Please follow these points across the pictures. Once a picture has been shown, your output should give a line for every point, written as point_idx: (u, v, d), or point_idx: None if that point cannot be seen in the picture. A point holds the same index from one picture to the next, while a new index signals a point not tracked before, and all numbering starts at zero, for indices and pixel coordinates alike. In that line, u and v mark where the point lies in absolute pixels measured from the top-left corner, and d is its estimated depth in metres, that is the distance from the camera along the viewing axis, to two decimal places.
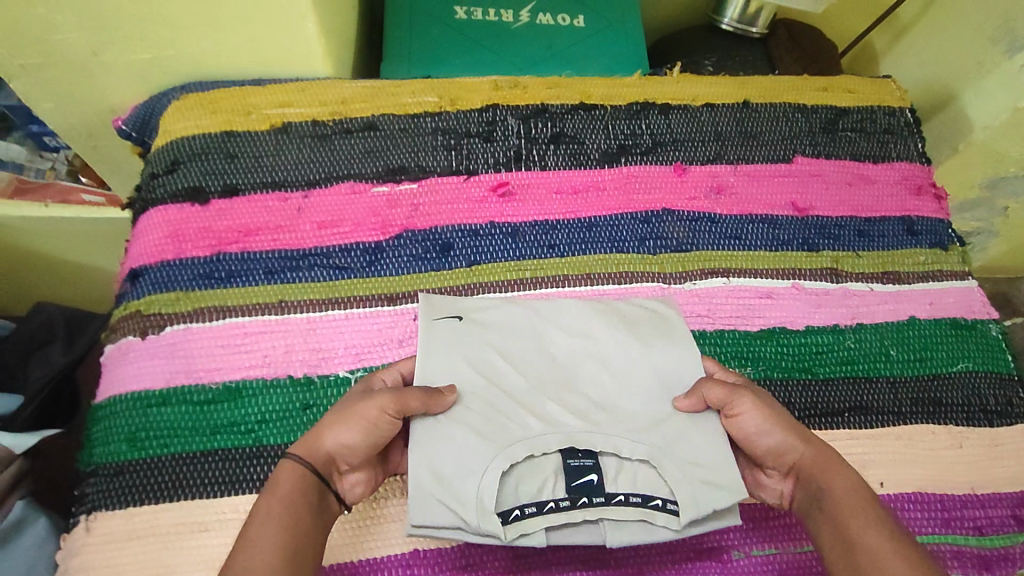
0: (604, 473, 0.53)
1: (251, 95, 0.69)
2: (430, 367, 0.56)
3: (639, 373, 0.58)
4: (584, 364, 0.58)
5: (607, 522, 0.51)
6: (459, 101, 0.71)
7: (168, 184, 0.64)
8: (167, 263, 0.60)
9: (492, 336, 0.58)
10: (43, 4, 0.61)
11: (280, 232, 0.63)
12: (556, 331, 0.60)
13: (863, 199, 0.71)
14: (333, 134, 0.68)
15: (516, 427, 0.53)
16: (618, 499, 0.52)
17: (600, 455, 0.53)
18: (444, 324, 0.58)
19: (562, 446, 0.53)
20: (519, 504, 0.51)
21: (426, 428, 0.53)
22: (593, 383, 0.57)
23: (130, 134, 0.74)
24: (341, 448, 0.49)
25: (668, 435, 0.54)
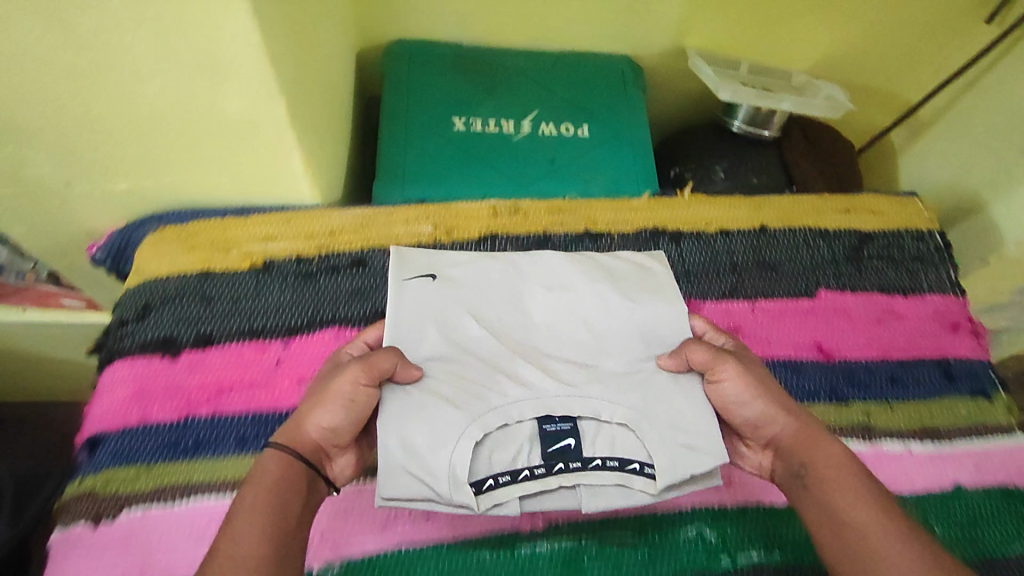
0: (581, 438, 0.50)
1: (232, 228, 0.64)
2: (402, 331, 0.52)
3: (624, 331, 0.56)
4: (563, 321, 0.57)
5: (584, 488, 0.49)
6: (454, 231, 0.66)
7: (137, 333, 0.59)
8: (130, 429, 0.55)
9: (466, 295, 0.56)
10: (13, 142, 0.55)
11: (255, 390, 0.57)
12: (535, 289, 0.58)
13: (895, 339, 0.65)
14: (318, 272, 0.63)
15: (492, 392, 0.50)
16: (595, 463, 0.49)
17: (578, 419, 0.51)
18: (417, 282, 0.56)
19: (537, 413, 0.50)
20: (492, 474, 0.48)
21: (397, 398, 0.48)
22: (572, 342, 0.55)
23: (105, 261, 0.69)
24: (319, 431, 0.45)
25: (649, 393, 0.51)
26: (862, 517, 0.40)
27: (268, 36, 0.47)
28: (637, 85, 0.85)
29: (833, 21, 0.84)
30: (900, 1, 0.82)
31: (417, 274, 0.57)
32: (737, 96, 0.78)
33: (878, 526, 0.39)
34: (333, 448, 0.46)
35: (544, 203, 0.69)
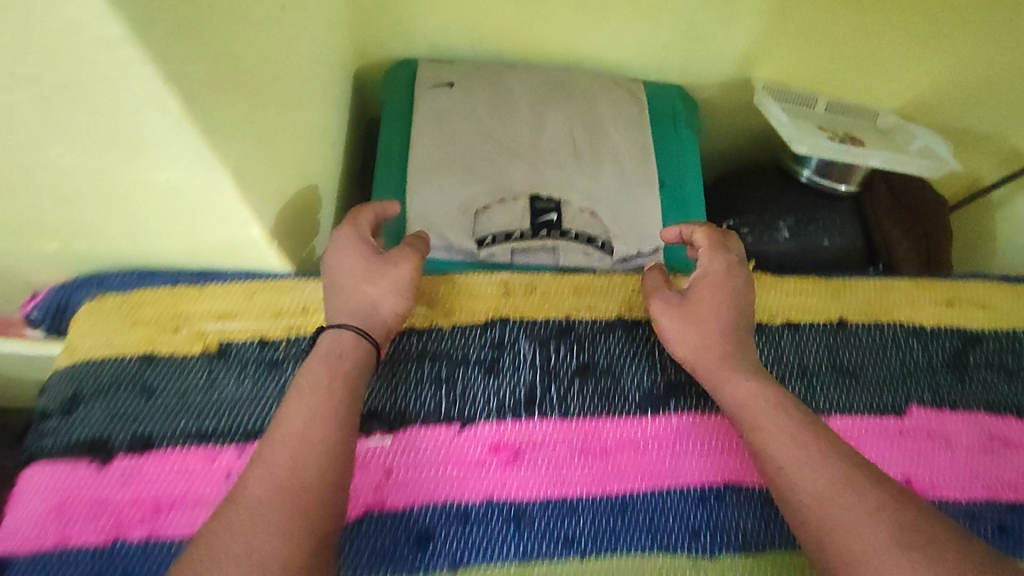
0: (562, 214, 0.61)
1: (184, 300, 0.53)
2: (418, 173, 0.62)
3: (599, 121, 0.67)
4: (550, 121, 0.66)
5: (561, 248, 0.60)
6: (456, 313, 0.54)
7: (62, 431, 0.49)
8: (41, 556, 0.45)
9: (466, 128, 0.65)
10: None
11: (203, 508, 0.47)
12: (522, 111, 0.66)
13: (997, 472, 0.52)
14: (287, 361, 0.52)
15: (491, 170, 0.63)
16: (569, 235, 0.61)
17: (560, 200, 0.62)
18: (430, 122, 0.65)
19: (529, 198, 0.62)
20: (490, 233, 0.60)
21: (422, 183, 0.62)
22: (557, 126, 0.66)
23: (42, 322, 0.58)
24: (374, 302, 0.48)
25: (612, 189, 0.64)
26: (809, 484, 0.41)
27: (198, 102, 0.36)
28: (684, 122, 0.70)
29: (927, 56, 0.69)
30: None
31: (423, 121, 0.65)
32: (819, 152, 0.65)
33: (854, 519, 0.38)
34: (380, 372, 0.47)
35: (567, 281, 0.57)
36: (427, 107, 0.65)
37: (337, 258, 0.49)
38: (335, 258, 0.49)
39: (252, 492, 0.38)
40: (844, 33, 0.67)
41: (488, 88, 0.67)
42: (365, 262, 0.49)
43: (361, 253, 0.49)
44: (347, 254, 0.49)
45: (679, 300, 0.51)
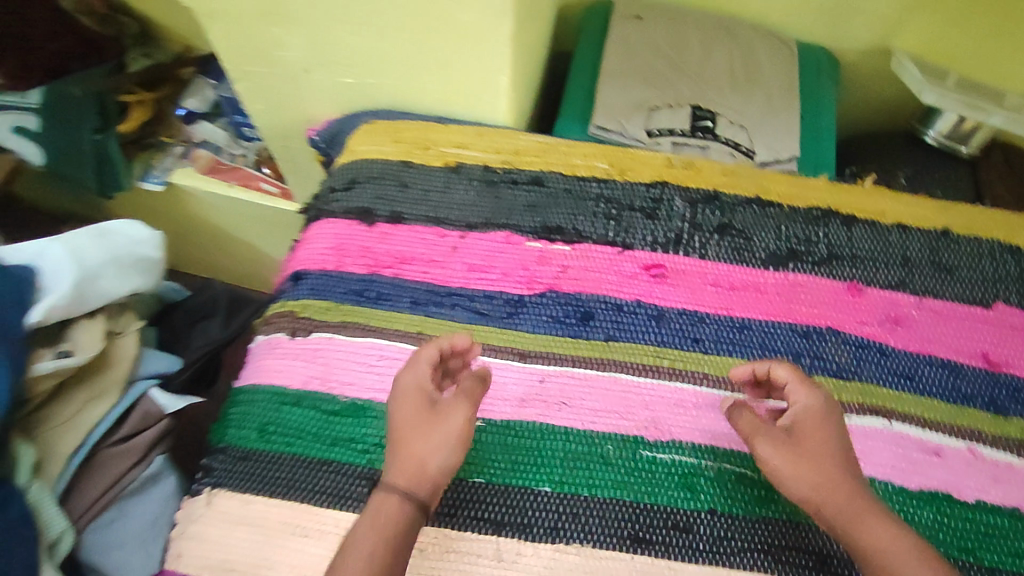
0: (716, 123, 0.76)
1: (433, 131, 0.73)
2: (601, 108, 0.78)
3: (756, 59, 0.81)
4: (715, 56, 0.81)
5: (712, 148, 0.75)
6: (628, 173, 0.70)
7: (343, 201, 0.70)
8: (327, 273, 0.66)
9: (647, 48, 0.82)
10: (281, 26, 0.70)
11: (432, 266, 0.66)
12: (695, 42, 0.82)
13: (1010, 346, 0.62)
14: (500, 183, 0.70)
15: (663, 86, 0.79)
16: (720, 138, 0.75)
17: (713, 136, 0.76)
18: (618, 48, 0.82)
19: (691, 108, 0.77)
20: (657, 127, 0.76)
21: (609, 87, 0.78)
22: (721, 59, 0.81)
23: (320, 145, 0.82)
24: (427, 463, 0.47)
25: (761, 112, 0.78)
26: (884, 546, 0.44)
27: None
28: (828, 74, 0.84)
29: None
30: None
31: (615, 42, 0.82)
32: (944, 100, 0.81)
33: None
34: (441, 482, 0.47)
35: (718, 167, 0.71)
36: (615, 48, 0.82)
37: (395, 418, 0.49)
38: (396, 412, 0.49)
39: None
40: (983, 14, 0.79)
41: (670, 23, 0.84)
42: (417, 427, 0.48)
43: (418, 405, 0.49)
44: (406, 408, 0.49)
45: (784, 435, 0.49)
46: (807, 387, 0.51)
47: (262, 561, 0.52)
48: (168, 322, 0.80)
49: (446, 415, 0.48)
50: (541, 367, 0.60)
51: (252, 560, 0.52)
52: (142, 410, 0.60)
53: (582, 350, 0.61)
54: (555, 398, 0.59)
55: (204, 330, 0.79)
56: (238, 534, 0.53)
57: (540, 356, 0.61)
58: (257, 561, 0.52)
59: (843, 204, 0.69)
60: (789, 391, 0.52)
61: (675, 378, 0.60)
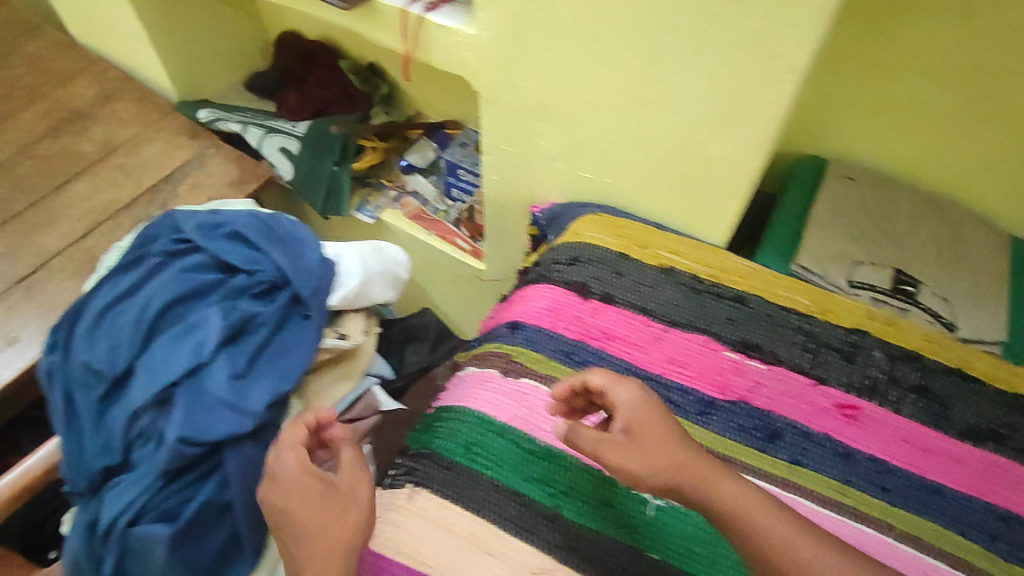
0: (919, 291, 0.80)
1: (650, 234, 0.81)
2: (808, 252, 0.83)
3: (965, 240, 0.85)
4: (924, 229, 0.85)
5: (913, 312, 0.79)
6: (830, 314, 0.75)
7: (563, 273, 0.79)
8: (542, 329, 0.74)
9: (859, 207, 0.87)
10: (547, 119, 0.81)
11: (635, 348, 0.72)
12: (907, 211, 0.87)
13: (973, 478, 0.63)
14: (706, 292, 0.76)
15: (869, 245, 0.83)
16: (923, 304, 0.79)
17: (914, 302, 0.79)
18: (828, 201, 0.87)
19: (895, 270, 0.81)
20: (859, 281, 0.80)
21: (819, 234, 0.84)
22: (930, 232, 0.85)
23: (540, 221, 0.93)
24: (341, 540, 0.52)
25: (968, 289, 0.81)
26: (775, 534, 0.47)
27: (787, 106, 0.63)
28: None
29: None
30: None
31: (829, 194, 0.88)
32: None
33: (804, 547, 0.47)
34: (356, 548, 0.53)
35: (921, 333, 0.73)
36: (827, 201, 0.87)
37: (290, 500, 0.55)
38: (291, 500, 0.55)
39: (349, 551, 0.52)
40: None
41: (883, 188, 0.89)
42: (318, 510, 0.54)
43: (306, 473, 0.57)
44: (301, 494, 0.55)
45: (623, 439, 0.54)
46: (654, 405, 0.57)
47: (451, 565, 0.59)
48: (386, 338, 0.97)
49: (342, 492, 0.56)
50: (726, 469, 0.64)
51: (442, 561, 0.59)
52: (363, 402, 0.76)
53: (766, 465, 0.64)
54: None
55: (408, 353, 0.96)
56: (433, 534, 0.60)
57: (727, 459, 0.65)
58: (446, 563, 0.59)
59: None
60: (609, 391, 0.57)
61: (861, 520, 0.61)
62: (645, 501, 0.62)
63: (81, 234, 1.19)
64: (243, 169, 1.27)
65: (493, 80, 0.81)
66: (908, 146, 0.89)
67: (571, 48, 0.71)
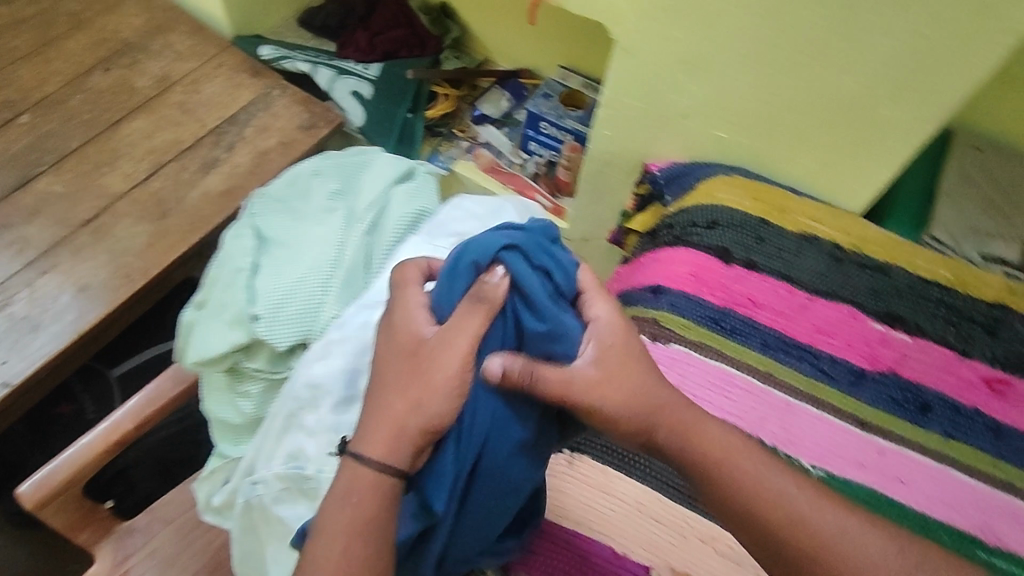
0: None
1: (787, 199, 0.80)
2: (943, 220, 0.83)
3: None
4: None
5: None
6: (970, 287, 0.75)
7: (702, 236, 0.76)
8: (687, 295, 0.72)
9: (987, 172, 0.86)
10: (690, 73, 0.79)
11: (781, 316, 0.71)
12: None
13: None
14: (848, 262, 0.76)
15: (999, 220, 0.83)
16: None
17: None
18: (967, 152, 0.88)
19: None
20: (986, 255, 0.80)
21: (947, 212, 0.83)
22: None
23: (656, 180, 0.90)
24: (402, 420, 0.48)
25: None
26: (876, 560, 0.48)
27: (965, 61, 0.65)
28: None
29: None
30: None
31: (964, 146, 0.89)
32: None
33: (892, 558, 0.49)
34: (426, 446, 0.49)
35: None
36: (959, 166, 0.87)
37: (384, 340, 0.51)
38: (387, 351, 0.50)
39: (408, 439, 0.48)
40: None
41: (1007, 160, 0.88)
42: (402, 382, 0.49)
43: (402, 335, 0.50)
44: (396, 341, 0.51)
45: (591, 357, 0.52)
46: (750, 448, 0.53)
47: (619, 530, 0.58)
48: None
49: (427, 359, 0.49)
50: (881, 441, 0.64)
51: (613, 528, 0.59)
52: None
53: (920, 437, 0.64)
54: (893, 473, 0.62)
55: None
56: (596, 500, 0.60)
57: (880, 430, 0.65)
58: (615, 530, 0.59)
59: None
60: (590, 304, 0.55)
61: (1011, 492, 0.62)
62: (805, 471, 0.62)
63: (145, 175, 1.12)
64: (313, 113, 1.20)
65: (640, 29, 0.78)
66: None
67: None
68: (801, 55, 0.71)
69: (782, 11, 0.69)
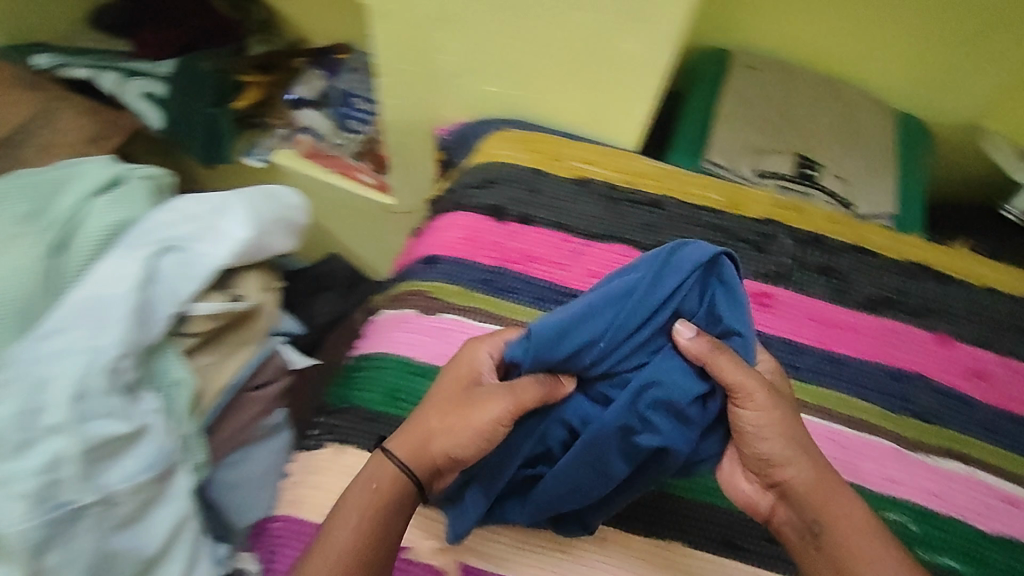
0: (819, 174, 0.82)
1: (563, 145, 0.79)
2: (721, 143, 0.84)
3: (854, 116, 0.87)
4: (818, 111, 0.87)
5: (814, 196, 0.81)
6: (739, 207, 0.76)
7: (477, 196, 0.75)
8: (459, 260, 0.71)
9: (763, 89, 0.87)
10: (445, 32, 0.75)
11: (555, 267, 0.71)
12: (801, 96, 0.88)
13: (962, 498, 0.62)
14: (622, 200, 0.75)
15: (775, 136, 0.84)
16: (822, 189, 0.81)
17: (809, 186, 0.82)
18: (744, 71, 0.89)
19: (798, 155, 0.83)
20: (761, 171, 0.82)
21: (723, 136, 0.84)
22: (823, 115, 0.87)
23: (446, 143, 0.86)
24: (438, 443, 0.54)
25: (856, 168, 0.83)
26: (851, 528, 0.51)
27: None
28: (925, 143, 0.88)
29: None
30: None
31: (742, 66, 0.89)
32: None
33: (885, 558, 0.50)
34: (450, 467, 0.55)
35: (824, 214, 0.77)
36: (738, 86, 0.88)
37: (449, 385, 0.56)
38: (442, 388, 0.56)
39: (426, 445, 0.55)
40: None
41: (783, 74, 0.89)
42: (453, 409, 0.54)
43: (458, 382, 0.56)
44: (452, 381, 0.56)
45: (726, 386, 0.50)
46: (796, 460, 0.52)
47: None
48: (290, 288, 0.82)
49: (474, 397, 0.53)
50: None
51: None
52: (276, 363, 0.66)
53: None
54: None
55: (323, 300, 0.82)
56: None
57: None
58: None
59: (938, 261, 0.74)
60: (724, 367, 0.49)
61: None
62: None
63: None
64: (103, 125, 1.11)
65: None
66: (803, 34, 0.89)
67: None
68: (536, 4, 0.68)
69: None
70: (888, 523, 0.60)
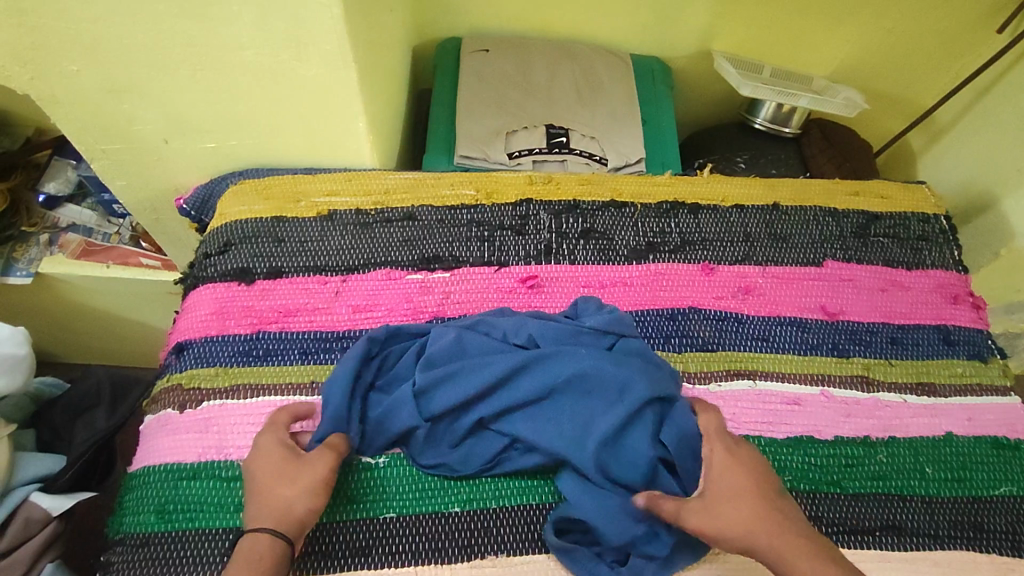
0: (570, 137, 0.83)
1: (301, 183, 0.74)
2: (469, 133, 0.82)
3: (593, 72, 0.88)
4: (557, 76, 0.87)
5: (569, 161, 0.81)
6: (494, 195, 0.75)
7: (219, 263, 0.69)
8: (210, 339, 0.65)
9: (499, 69, 0.87)
10: (130, 101, 0.68)
11: (316, 314, 0.67)
12: (538, 66, 0.88)
13: (893, 419, 0.64)
14: (374, 223, 0.72)
15: (519, 112, 0.84)
16: (575, 152, 0.82)
17: (562, 152, 0.82)
18: (477, 55, 0.88)
19: (545, 124, 0.83)
20: (515, 150, 0.82)
21: (470, 125, 0.82)
22: (562, 78, 0.87)
23: (190, 213, 0.78)
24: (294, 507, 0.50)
25: (603, 121, 0.84)
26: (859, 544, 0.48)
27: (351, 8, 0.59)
28: (661, 83, 0.91)
29: (847, 25, 0.90)
30: (900, 12, 0.88)
31: (475, 50, 0.88)
32: (758, 91, 0.88)
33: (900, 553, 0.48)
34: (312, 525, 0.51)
35: (575, 177, 0.77)
36: (474, 70, 0.86)
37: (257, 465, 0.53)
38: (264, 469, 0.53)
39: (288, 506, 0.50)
40: (786, 13, 0.89)
41: (514, 49, 0.89)
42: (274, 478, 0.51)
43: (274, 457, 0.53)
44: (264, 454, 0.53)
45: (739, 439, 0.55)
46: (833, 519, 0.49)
47: None
48: (44, 419, 0.79)
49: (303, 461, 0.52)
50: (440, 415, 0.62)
51: None
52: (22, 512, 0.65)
53: None
54: None
55: (88, 421, 0.80)
56: None
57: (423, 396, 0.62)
58: None
59: (688, 194, 0.77)
60: None
61: None
62: (369, 465, 0.58)
63: None
64: None
65: (35, 76, 0.64)
66: (523, 5, 0.89)
67: (87, 11, 0.57)
68: (202, 56, 0.62)
69: (144, 18, 0.57)
70: (874, 463, 0.62)
